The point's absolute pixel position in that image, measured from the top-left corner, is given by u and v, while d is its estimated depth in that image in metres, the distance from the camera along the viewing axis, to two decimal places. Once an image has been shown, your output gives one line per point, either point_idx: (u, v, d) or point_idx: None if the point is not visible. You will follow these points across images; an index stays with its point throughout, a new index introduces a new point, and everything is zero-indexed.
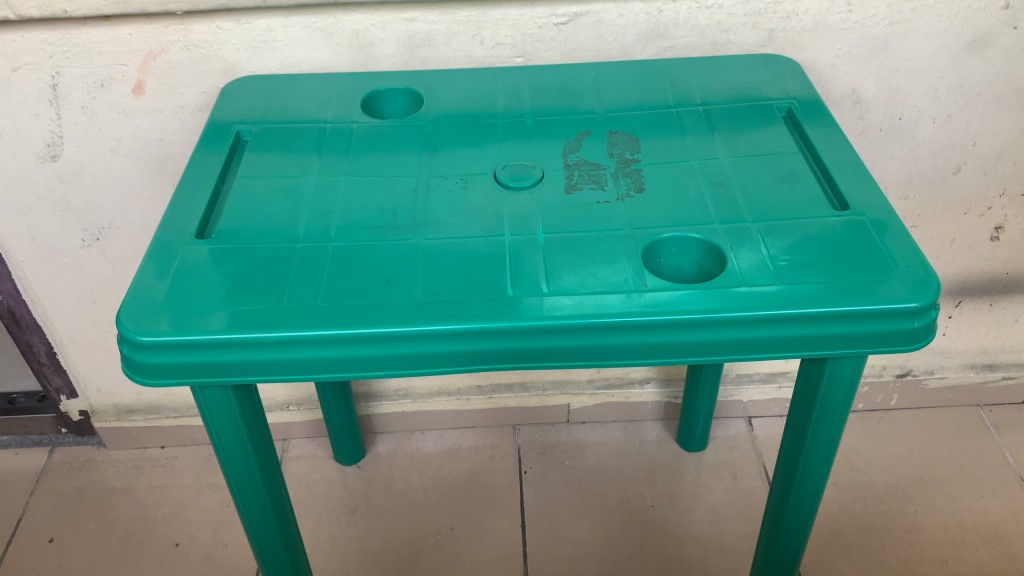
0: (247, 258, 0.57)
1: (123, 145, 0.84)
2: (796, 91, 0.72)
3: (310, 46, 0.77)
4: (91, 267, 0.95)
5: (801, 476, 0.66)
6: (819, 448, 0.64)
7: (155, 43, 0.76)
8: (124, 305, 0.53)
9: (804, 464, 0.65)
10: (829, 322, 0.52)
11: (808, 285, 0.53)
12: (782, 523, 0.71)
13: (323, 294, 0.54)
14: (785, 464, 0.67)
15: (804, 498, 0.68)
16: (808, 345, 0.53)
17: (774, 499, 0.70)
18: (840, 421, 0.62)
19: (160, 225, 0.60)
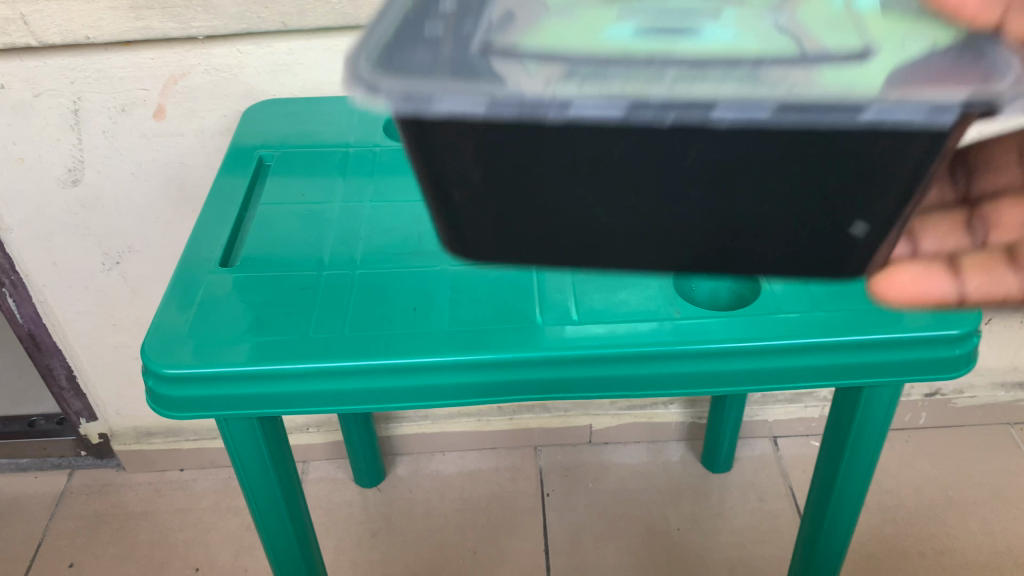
0: (273, 285, 0.56)
1: (144, 169, 0.83)
2: None
3: (332, 69, 0.76)
4: (112, 290, 0.95)
5: (836, 499, 0.64)
6: (856, 469, 0.62)
7: (176, 68, 0.75)
8: (149, 336, 0.52)
9: (840, 486, 0.64)
10: (867, 350, 0.50)
11: (846, 311, 0.51)
12: (817, 545, 0.69)
13: (349, 323, 0.53)
14: (822, 476, 0.65)
15: (839, 520, 0.66)
16: (847, 374, 0.51)
17: (809, 519, 0.69)
18: (877, 443, 0.60)
19: (185, 252, 0.60)
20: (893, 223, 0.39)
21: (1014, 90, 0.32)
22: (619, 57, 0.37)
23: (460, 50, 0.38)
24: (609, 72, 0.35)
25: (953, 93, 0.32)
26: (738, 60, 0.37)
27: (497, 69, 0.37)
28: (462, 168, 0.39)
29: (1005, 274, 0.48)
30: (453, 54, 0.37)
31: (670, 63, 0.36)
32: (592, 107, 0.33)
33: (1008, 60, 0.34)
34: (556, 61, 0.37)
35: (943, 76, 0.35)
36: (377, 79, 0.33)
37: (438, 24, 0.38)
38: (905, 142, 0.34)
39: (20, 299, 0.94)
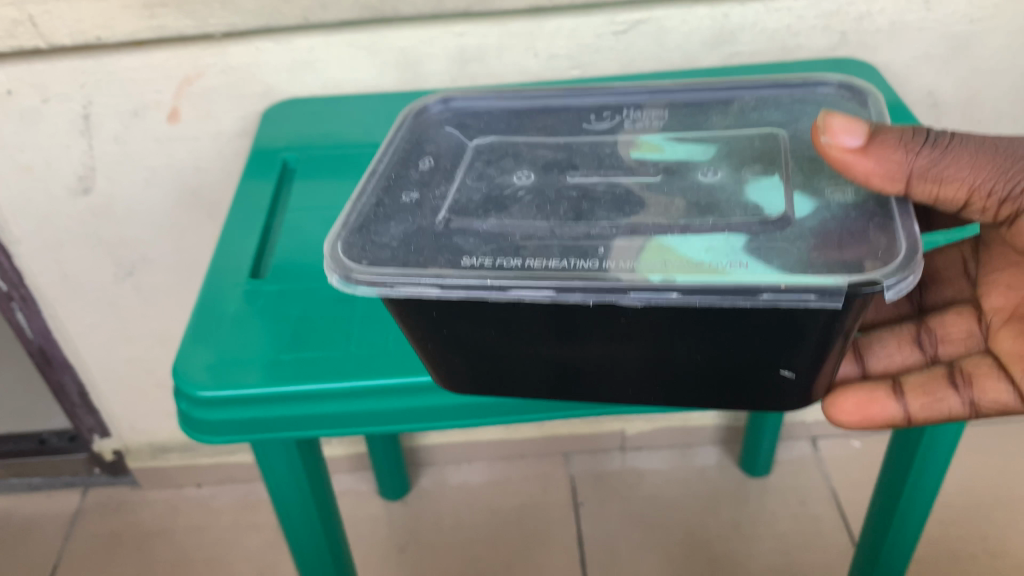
0: (309, 296, 0.52)
1: (158, 175, 0.80)
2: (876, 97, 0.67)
3: (355, 65, 0.72)
4: (124, 302, 0.91)
5: (918, 474, 0.61)
6: (941, 441, 0.59)
7: (191, 68, 0.72)
8: (179, 353, 0.49)
9: (921, 461, 0.61)
10: None
11: None
12: (896, 520, 0.66)
13: (394, 336, 0.49)
14: (900, 446, 0.61)
15: (920, 494, 0.63)
16: None
17: (885, 494, 0.66)
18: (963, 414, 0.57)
19: (211, 264, 0.56)
20: (820, 373, 0.42)
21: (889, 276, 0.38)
22: (563, 236, 0.43)
23: (432, 223, 0.45)
24: (548, 253, 0.42)
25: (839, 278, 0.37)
26: (666, 227, 0.43)
27: (458, 247, 0.43)
28: (427, 349, 0.44)
29: (946, 393, 0.51)
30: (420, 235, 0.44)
31: (603, 237, 0.43)
32: (526, 293, 0.39)
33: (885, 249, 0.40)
34: (508, 241, 0.43)
35: (841, 252, 0.40)
36: (357, 276, 0.42)
37: (412, 193, 0.48)
38: (812, 319, 0.38)
39: (30, 313, 0.91)
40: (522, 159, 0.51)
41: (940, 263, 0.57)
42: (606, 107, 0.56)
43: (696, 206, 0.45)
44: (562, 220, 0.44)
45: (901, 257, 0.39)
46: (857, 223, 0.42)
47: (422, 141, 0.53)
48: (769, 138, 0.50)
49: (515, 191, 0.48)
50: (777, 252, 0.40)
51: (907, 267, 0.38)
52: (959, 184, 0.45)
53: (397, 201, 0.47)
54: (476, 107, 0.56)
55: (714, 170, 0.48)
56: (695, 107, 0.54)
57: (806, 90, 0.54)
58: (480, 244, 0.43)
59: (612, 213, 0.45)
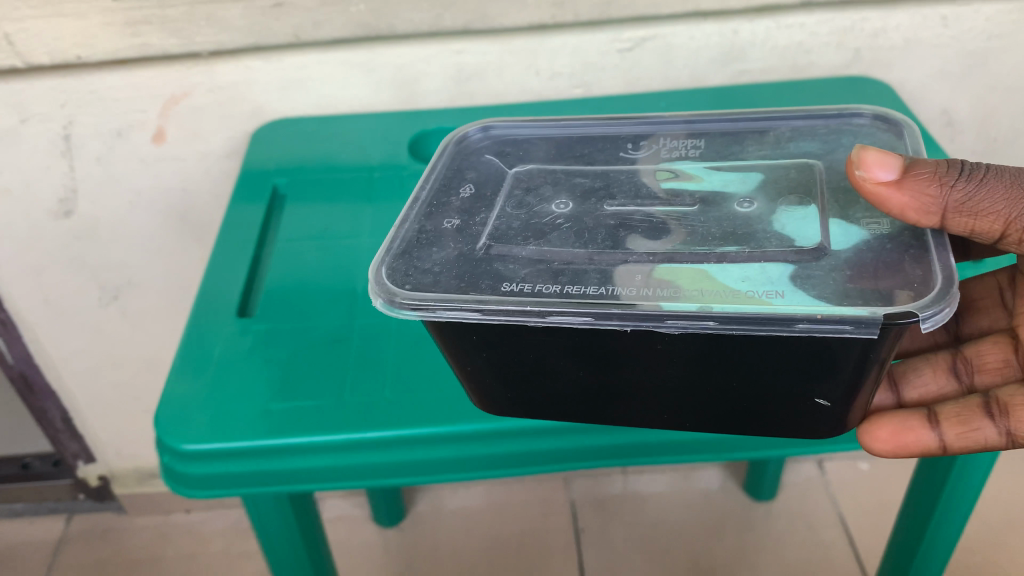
0: (302, 338, 0.50)
1: (143, 197, 0.76)
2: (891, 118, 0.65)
3: (349, 84, 0.69)
4: (109, 326, 0.87)
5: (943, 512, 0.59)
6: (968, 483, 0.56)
7: (177, 87, 0.68)
8: (164, 403, 0.46)
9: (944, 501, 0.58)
10: None
11: None
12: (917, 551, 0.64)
13: (391, 384, 0.46)
14: (925, 480, 0.58)
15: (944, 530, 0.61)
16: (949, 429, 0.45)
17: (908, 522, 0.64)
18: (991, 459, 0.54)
19: (196, 302, 0.54)
20: (855, 402, 0.39)
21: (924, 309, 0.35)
22: (605, 266, 0.41)
23: (474, 251, 0.43)
24: (587, 282, 0.39)
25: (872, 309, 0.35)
26: (708, 257, 0.40)
27: (497, 274, 0.41)
28: (460, 369, 0.42)
29: (981, 420, 0.45)
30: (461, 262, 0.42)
31: (643, 268, 0.40)
32: (566, 319, 0.37)
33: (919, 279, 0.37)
34: (548, 270, 0.41)
35: (877, 281, 0.37)
36: (401, 300, 0.40)
37: (454, 219, 0.46)
38: (844, 350, 0.36)
39: (11, 338, 0.87)
40: (560, 187, 0.48)
41: (976, 290, 0.51)
42: (641, 135, 0.52)
43: (726, 237, 0.42)
44: (601, 250, 0.42)
45: (939, 287, 0.36)
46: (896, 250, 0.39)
47: (463, 168, 0.50)
48: (803, 170, 0.47)
49: (553, 219, 0.45)
50: (812, 283, 0.38)
51: (945, 298, 0.35)
52: (995, 217, 0.42)
53: (441, 227, 0.45)
54: (515, 134, 0.53)
55: (750, 201, 0.45)
56: (731, 136, 0.51)
57: (841, 121, 0.51)
58: (521, 272, 0.41)
59: (649, 242, 0.42)
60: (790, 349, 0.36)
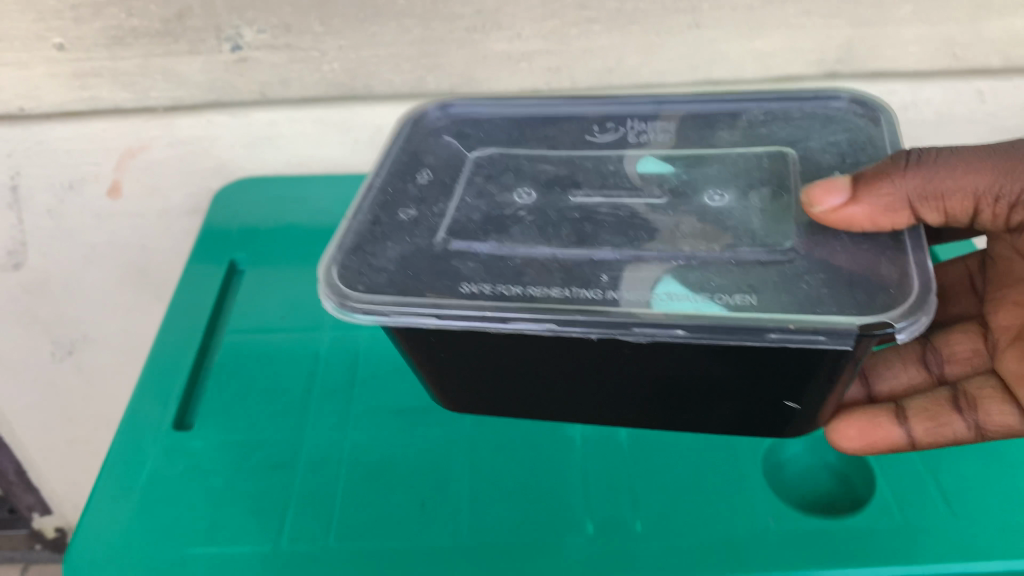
0: (241, 465, 0.45)
1: (98, 252, 0.70)
2: None
3: (323, 142, 0.63)
4: (64, 382, 0.81)
5: None
6: None
7: (134, 140, 0.62)
8: (84, 548, 0.42)
9: None
10: None
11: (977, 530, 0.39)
12: None
13: (332, 529, 0.41)
14: None
15: None
16: None
17: None
18: None
19: (129, 412, 0.49)
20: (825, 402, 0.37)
21: (907, 314, 0.32)
22: (567, 260, 0.36)
23: (430, 245, 0.38)
24: (550, 281, 0.35)
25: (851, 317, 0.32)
26: (675, 257, 0.36)
27: (453, 270, 0.37)
28: (418, 358, 0.39)
29: (953, 417, 0.42)
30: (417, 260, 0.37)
31: (609, 264, 0.36)
32: (526, 325, 0.34)
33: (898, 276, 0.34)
34: (509, 268, 0.36)
35: (851, 279, 0.34)
36: (352, 302, 0.35)
37: (409, 211, 0.41)
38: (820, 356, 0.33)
39: None
40: (523, 174, 0.43)
41: (943, 278, 0.52)
42: (611, 116, 0.47)
43: (694, 234, 0.37)
44: (565, 246, 0.37)
45: (918, 289, 0.33)
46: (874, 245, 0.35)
47: (419, 150, 0.45)
48: (777, 158, 0.42)
49: (516, 212, 0.40)
50: (782, 281, 0.34)
51: (923, 310, 0.32)
52: (961, 196, 0.39)
53: (395, 218, 0.40)
54: (475, 113, 0.48)
55: (721, 193, 0.40)
56: (702, 120, 0.45)
57: (818, 103, 0.45)
58: (477, 266, 0.37)
59: (615, 239, 0.37)
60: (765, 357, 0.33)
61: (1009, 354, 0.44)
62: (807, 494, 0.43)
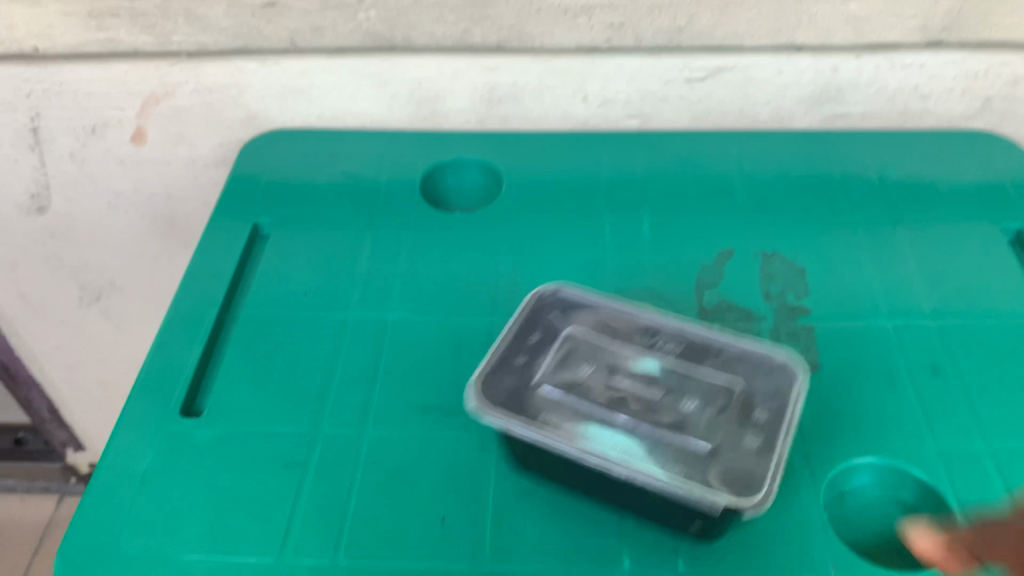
0: (249, 459, 0.41)
1: (124, 199, 0.67)
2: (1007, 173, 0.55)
3: (358, 95, 0.59)
4: (93, 327, 0.80)
5: None
6: None
7: (157, 85, 0.58)
8: (76, 546, 0.38)
9: None
10: None
11: None
12: None
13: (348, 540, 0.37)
14: None
15: None
16: None
17: None
18: None
19: (133, 395, 0.44)
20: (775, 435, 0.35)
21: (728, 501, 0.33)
22: (636, 395, 0.37)
23: (545, 415, 0.36)
24: (649, 413, 0.36)
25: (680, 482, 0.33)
26: (734, 382, 0.38)
27: (560, 421, 0.36)
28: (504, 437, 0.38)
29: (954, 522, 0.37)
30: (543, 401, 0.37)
31: (692, 428, 0.35)
32: (609, 455, 0.35)
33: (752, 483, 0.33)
34: (605, 377, 0.38)
35: (723, 469, 0.34)
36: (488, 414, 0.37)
37: (537, 338, 0.40)
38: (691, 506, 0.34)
39: None
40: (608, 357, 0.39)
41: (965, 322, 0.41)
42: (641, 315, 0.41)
43: (731, 421, 0.36)
44: (650, 419, 0.36)
45: (760, 495, 0.33)
46: (762, 430, 0.35)
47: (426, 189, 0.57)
48: (781, 378, 0.38)
49: (622, 399, 0.37)
50: (723, 443, 0.35)
51: (742, 507, 0.32)
52: None
53: (551, 319, 0.42)
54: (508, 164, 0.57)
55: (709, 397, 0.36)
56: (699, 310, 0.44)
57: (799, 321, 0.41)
58: (575, 376, 0.38)
59: (696, 404, 0.37)
60: (635, 492, 0.36)
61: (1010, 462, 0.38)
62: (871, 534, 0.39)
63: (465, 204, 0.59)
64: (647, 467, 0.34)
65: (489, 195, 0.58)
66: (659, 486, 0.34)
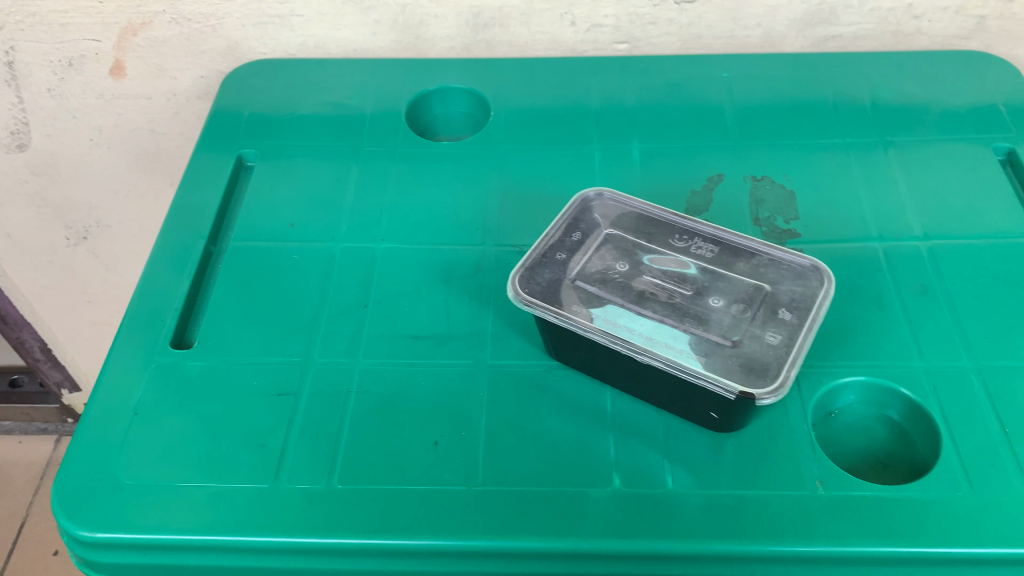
0: (240, 389, 0.41)
1: (106, 135, 0.66)
2: (1000, 94, 0.54)
3: (341, 23, 0.57)
4: (82, 266, 0.79)
5: None
6: None
7: (134, 15, 0.56)
8: (73, 477, 0.38)
9: None
10: None
11: None
12: None
13: (340, 465, 0.38)
14: None
15: None
16: None
17: None
18: None
19: (121, 329, 0.44)
20: (802, 329, 0.36)
21: (750, 387, 0.34)
22: (663, 292, 0.38)
23: (571, 303, 0.38)
24: (663, 305, 0.37)
25: (705, 372, 0.34)
26: (763, 283, 0.38)
27: (583, 309, 0.37)
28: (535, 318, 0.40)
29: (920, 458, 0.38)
30: (575, 291, 0.38)
31: (709, 325, 0.36)
32: (621, 345, 0.36)
33: (780, 376, 0.34)
34: (642, 275, 0.39)
35: (744, 362, 0.35)
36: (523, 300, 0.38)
37: (576, 236, 0.41)
38: (715, 398, 0.35)
39: None
40: (640, 254, 0.40)
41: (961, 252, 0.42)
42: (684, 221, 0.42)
43: (754, 316, 0.36)
44: (670, 315, 0.37)
45: (778, 385, 0.34)
46: (785, 327, 0.36)
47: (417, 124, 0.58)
48: (816, 278, 0.38)
49: (649, 295, 0.38)
50: (762, 335, 0.36)
51: (759, 395, 0.33)
52: None
53: (590, 216, 0.42)
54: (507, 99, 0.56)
55: (751, 299, 0.37)
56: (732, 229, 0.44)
57: None
58: (613, 272, 0.39)
59: (724, 302, 0.37)
60: (663, 381, 0.37)
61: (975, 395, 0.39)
62: (858, 451, 0.40)
63: (453, 132, 0.59)
64: (670, 355, 0.35)
65: (476, 122, 0.58)
66: (681, 373, 0.35)
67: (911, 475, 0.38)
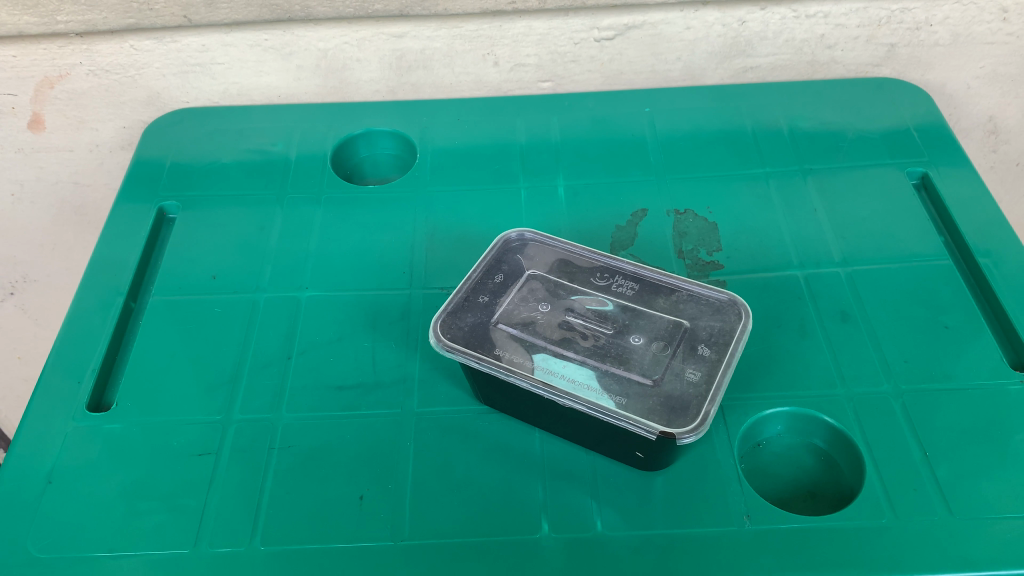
0: (161, 450, 0.40)
1: (28, 190, 0.64)
2: (911, 121, 0.56)
3: (263, 69, 0.57)
4: (10, 323, 0.77)
5: None
6: None
7: (50, 68, 0.55)
8: None
9: None
10: None
11: (979, 524, 0.35)
12: None
13: (261, 527, 0.37)
14: None
15: None
16: None
17: None
18: None
19: (36, 392, 0.43)
20: (721, 365, 0.36)
21: (672, 425, 0.34)
22: (586, 332, 0.38)
23: (493, 347, 0.37)
24: (582, 346, 0.37)
25: (627, 414, 0.34)
26: (683, 318, 0.38)
27: (505, 354, 0.37)
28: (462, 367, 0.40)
29: (847, 484, 0.39)
30: (499, 336, 0.38)
31: (630, 365, 0.36)
32: (545, 390, 0.36)
33: (703, 412, 0.34)
34: (565, 315, 0.39)
35: (664, 400, 0.35)
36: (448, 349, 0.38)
37: (498, 279, 0.41)
38: (639, 439, 0.35)
39: None
40: (561, 296, 0.40)
41: None
42: (604, 260, 0.42)
43: (673, 352, 0.36)
44: (591, 356, 0.37)
45: (698, 422, 0.34)
46: (705, 363, 0.36)
47: (343, 167, 0.58)
48: (734, 313, 0.38)
49: (571, 336, 0.38)
50: (682, 372, 0.36)
51: (680, 433, 0.33)
52: None
53: (513, 258, 0.42)
54: (432, 140, 0.57)
55: (669, 337, 0.37)
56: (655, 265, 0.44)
57: None
58: (535, 314, 0.39)
59: (642, 340, 0.37)
60: (588, 422, 0.37)
61: (897, 417, 0.39)
62: (787, 482, 0.40)
63: (381, 174, 0.59)
64: (591, 398, 0.35)
65: (404, 162, 0.59)
66: (603, 416, 0.35)
67: (839, 503, 0.38)
